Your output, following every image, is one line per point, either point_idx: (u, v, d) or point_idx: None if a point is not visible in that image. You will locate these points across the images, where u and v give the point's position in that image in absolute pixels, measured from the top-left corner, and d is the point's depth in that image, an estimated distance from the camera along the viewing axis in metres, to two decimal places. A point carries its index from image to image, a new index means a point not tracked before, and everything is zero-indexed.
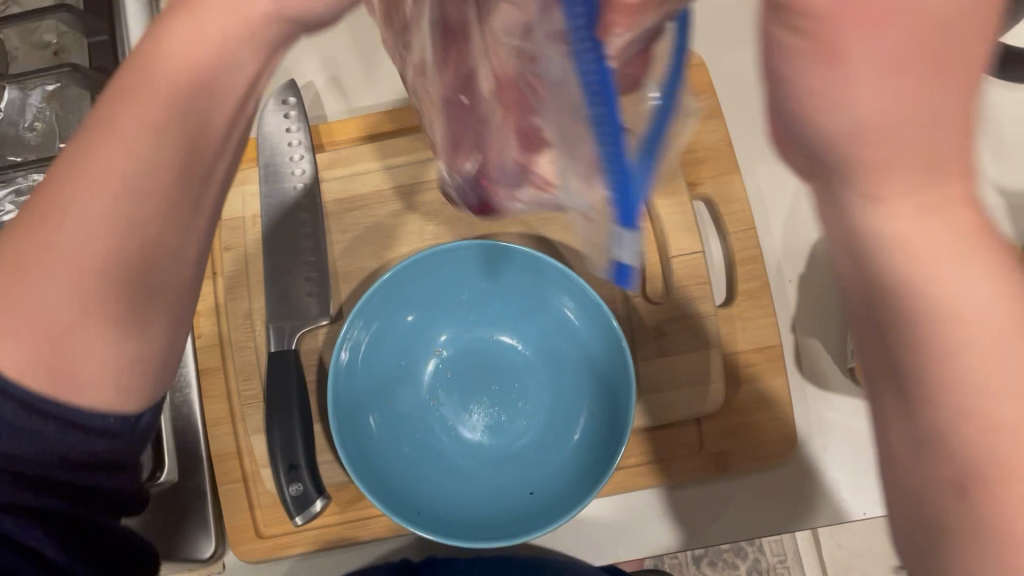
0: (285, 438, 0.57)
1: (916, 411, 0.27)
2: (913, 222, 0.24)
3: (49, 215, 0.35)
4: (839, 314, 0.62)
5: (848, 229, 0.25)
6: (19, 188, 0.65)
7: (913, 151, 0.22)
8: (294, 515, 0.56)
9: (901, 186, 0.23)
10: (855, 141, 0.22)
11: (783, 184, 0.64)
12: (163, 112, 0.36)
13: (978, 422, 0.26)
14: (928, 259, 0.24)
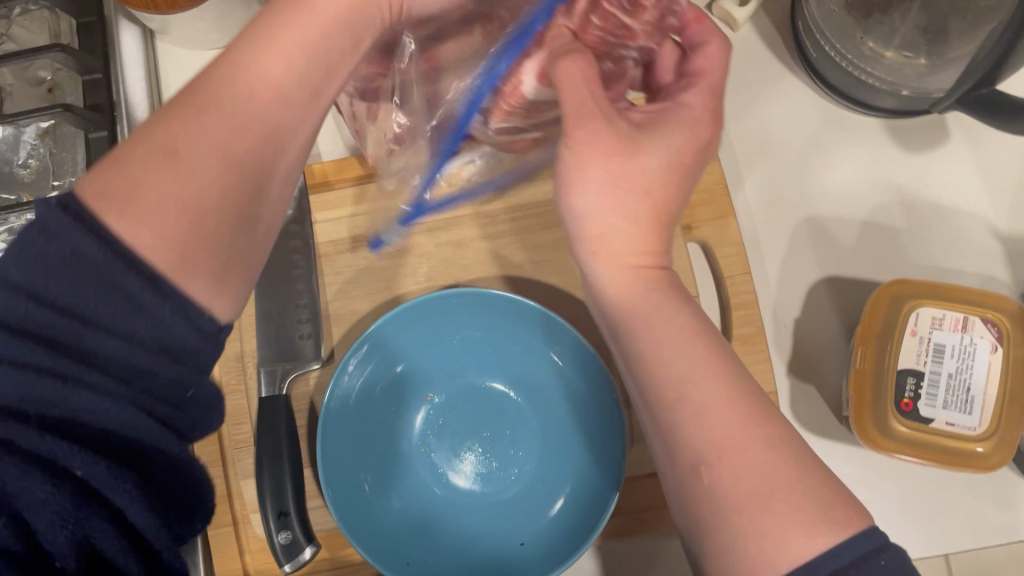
0: (276, 485, 0.57)
1: (662, 422, 0.39)
2: (641, 299, 0.41)
3: (107, 235, 0.33)
4: (836, 360, 0.60)
5: (598, 293, 0.44)
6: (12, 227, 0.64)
7: (631, 272, 0.42)
8: (283, 563, 0.56)
9: (624, 261, 0.42)
10: (601, 232, 0.42)
11: (781, 229, 0.63)
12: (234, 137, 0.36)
13: (698, 436, 0.37)
14: (654, 317, 0.41)
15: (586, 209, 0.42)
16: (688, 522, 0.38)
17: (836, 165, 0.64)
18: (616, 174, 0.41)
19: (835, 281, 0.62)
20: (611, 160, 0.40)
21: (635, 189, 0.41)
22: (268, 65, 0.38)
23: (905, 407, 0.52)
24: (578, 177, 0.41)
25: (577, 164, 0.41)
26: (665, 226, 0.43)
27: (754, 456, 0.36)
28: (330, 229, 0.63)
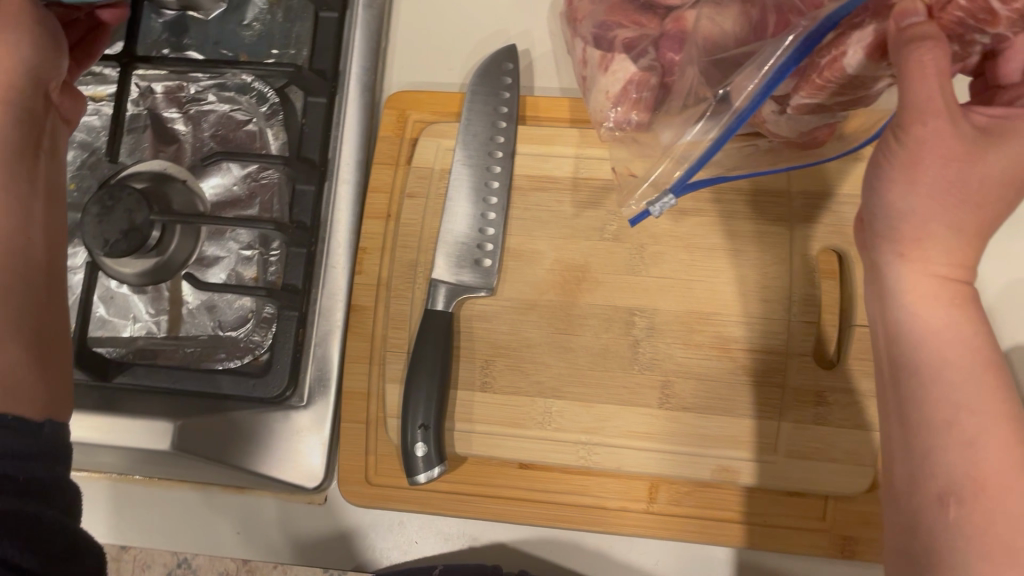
0: (421, 397, 0.57)
1: (915, 445, 0.41)
2: (937, 311, 0.41)
3: None
4: None
5: (886, 290, 0.44)
6: (224, 82, 0.66)
7: (936, 282, 0.42)
8: (415, 473, 0.56)
9: (932, 269, 0.42)
10: (917, 237, 0.42)
11: (987, 286, 0.60)
12: None
13: (957, 470, 0.39)
14: (940, 334, 0.41)
15: (907, 211, 0.41)
16: (917, 535, 0.41)
17: None
18: (950, 183, 0.39)
19: None
20: (950, 164, 0.39)
21: (966, 200, 0.40)
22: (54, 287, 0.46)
23: None
24: (907, 177, 0.40)
25: (907, 157, 0.39)
26: (977, 241, 0.41)
27: (1009, 502, 0.38)
28: (530, 164, 0.63)
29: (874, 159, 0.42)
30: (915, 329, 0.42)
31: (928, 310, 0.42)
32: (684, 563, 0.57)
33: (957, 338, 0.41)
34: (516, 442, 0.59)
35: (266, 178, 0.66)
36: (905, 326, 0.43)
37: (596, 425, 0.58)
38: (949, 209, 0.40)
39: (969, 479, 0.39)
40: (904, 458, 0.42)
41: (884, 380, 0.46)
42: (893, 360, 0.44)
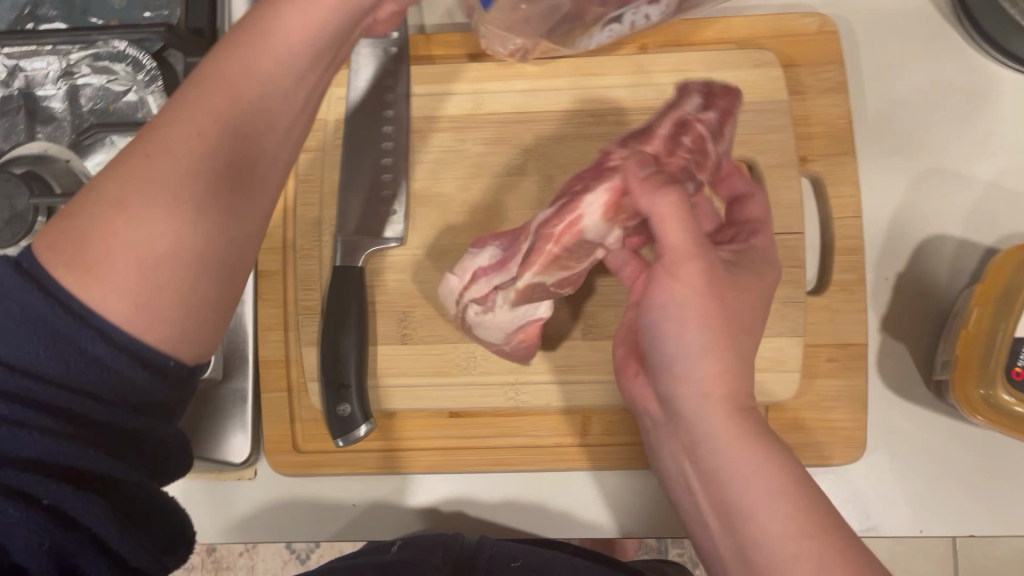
0: (340, 355, 0.55)
1: (745, 546, 0.39)
2: (752, 446, 0.39)
3: (120, 177, 0.32)
4: (934, 323, 0.58)
5: (690, 442, 0.42)
6: (98, 52, 0.61)
7: (733, 421, 0.41)
8: (340, 434, 0.54)
9: (727, 419, 0.41)
10: (720, 380, 0.41)
11: (899, 179, 0.60)
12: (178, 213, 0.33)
13: (727, 462, 0.40)
14: (734, 449, 0.40)
15: (687, 377, 0.42)
16: (710, 517, 0.42)
17: (961, 120, 0.60)
18: (720, 345, 0.41)
19: (937, 240, 0.59)
20: (709, 320, 0.41)
21: (739, 346, 0.42)
22: (182, 123, 0.34)
23: (1015, 377, 0.49)
24: (686, 321, 0.42)
25: (670, 277, 0.42)
26: (746, 376, 0.42)
27: (735, 457, 0.39)
28: (425, 105, 0.60)
29: (651, 300, 0.43)
30: (710, 445, 0.41)
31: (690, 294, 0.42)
32: (631, 492, 0.57)
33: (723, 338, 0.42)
34: (441, 390, 0.58)
35: None
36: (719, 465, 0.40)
37: (521, 364, 0.57)
38: (723, 364, 0.41)
39: (722, 452, 0.40)
40: (683, 445, 0.43)
41: (698, 510, 0.43)
42: (698, 472, 0.42)
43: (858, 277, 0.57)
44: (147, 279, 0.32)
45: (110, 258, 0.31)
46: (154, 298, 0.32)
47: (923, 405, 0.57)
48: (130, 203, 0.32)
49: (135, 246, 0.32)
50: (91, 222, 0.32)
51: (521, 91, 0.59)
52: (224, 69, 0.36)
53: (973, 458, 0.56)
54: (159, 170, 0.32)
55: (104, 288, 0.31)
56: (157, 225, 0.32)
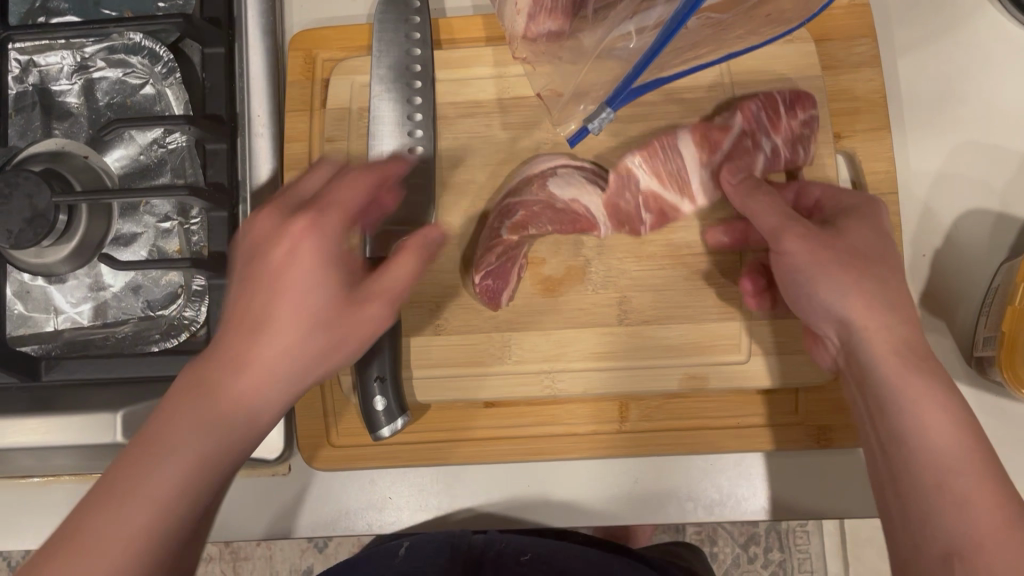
0: (374, 348, 0.54)
1: (910, 500, 0.41)
2: (918, 388, 0.42)
3: (216, 365, 0.39)
4: (974, 298, 0.57)
5: (886, 421, 0.43)
6: (113, 45, 0.61)
7: (928, 396, 0.42)
8: (378, 427, 0.54)
9: (898, 391, 0.42)
10: (892, 368, 0.43)
11: (935, 152, 0.59)
12: (217, 422, 0.37)
13: (923, 438, 0.41)
14: (908, 413, 0.42)
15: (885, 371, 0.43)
16: (892, 505, 0.43)
17: (997, 93, 0.59)
18: (889, 342, 0.44)
19: (975, 216, 0.58)
20: (881, 327, 0.44)
21: (889, 320, 0.44)
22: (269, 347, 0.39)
23: None
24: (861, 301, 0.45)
25: (813, 265, 0.46)
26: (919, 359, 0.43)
27: (936, 435, 0.41)
28: (450, 91, 0.59)
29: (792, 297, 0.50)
30: (901, 422, 0.42)
31: (857, 299, 0.45)
32: (671, 478, 0.56)
33: (894, 341, 0.44)
34: (476, 380, 0.57)
35: (173, 143, 0.61)
36: (893, 422, 0.43)
37: (556, 352, 0.57)
38: (899, 359, 0.43)
39: (932, 440, 0.41)
40: (876, 434, 0.44)
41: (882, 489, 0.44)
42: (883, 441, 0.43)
43: None
44: (182, 498, 0.35)
45: (148, 478, 0.35)
46: (114, 550, 0.33)
47: (962, 382, 0.57)
48: (264, 345, 0.39)
49: (202, 418, 0.37)
50: (172, 400, 0.37)
51: None
52: (277, 306, 0.40)
53: (1013, 436, 0.56)
54: (192, 424, 0.37)
55: (92, 536, 0.34)
56: (166, 475, 0.35)
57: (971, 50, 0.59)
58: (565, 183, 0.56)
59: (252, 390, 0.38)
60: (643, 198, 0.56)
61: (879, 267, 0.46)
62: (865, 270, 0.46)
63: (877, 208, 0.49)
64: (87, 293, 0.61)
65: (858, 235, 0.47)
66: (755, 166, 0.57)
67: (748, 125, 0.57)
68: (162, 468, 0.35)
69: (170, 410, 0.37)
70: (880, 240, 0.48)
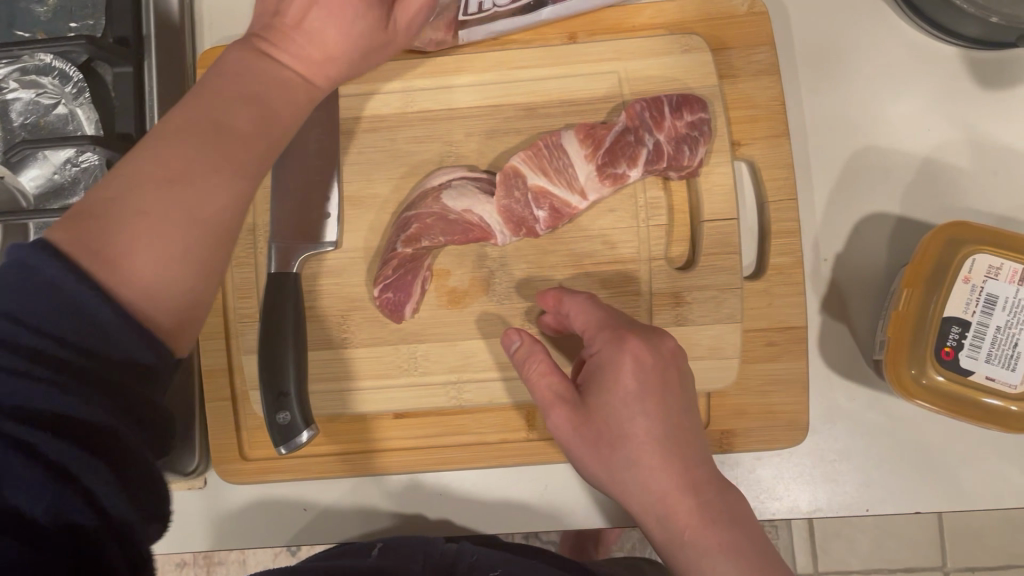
0: (275, 363, 0.54)
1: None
2: (711, 535, 0.44)
3: (175, 137, 0.35)
4: (874, 299, 0.58)
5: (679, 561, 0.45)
6: (24, 66, 0.61)
7: (699, 519, 0.44)
8: (282, 441, 0.54)
9: (667, 519, 0.45)
10: (658, 501, 0.46)
11: (835, 155, 0.59)
12: (215, 170, 0.35)
13: (706, 562, 0.43)
14: (688, 532, 0.44)
15: (646, 492, 0.46)
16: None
17: (896, 96, 0.59)
18: (649, 473, 0.46)
19: (875, 220, 0.59)
20: (654, 464, 0.46)
21: (658, 456, 0.46)
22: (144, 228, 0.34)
23: (945, 356, 0.48)
24: (603, 456, 0.47)
25: (571, 437, 0.48)
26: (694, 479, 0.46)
27: (722, 566, 0.43)
28: (355, 106, 0.59)
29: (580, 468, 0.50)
30: (676, 549, 0.45)
31: (621, 467, 0.46)
32: (577, 485, 0.58)
33: (655, 486, 0.46)
34: (383, 392, 0.58)
35: (86, 162, 0.62)
36: (675, 551, 0.45)
37: (462, 363, 0.57)
38: (659, 494, 0.45)
39: None
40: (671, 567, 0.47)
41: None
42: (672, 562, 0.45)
43: (796, 260, 0.56)
44: (199, 225, 0.34)
45: (139, 217, 0.33)
46: (181, 253, 0.34)
47: (861, 383, 0.57)
48: (206, 121, 0.36)
49: (208, 185, 0.35)
50: (147, 156, 0.35)
51: (450, 88, 0.59)
52: (245, 77, 0.38)
53: (915, 435, 0.57)
54: (219, 180, 0.35)
55: (132, 241, 0.33)
56: (198, 196, 0.35)
57: (870, 56, 0.60)
58: (457, 194, 0.55)
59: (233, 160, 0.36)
60: (532, 197, 0.54)
61: (624, 448, 0.46)
62: (609, 454, 0.47)
63: (625, 374, 0.47)
64: None
65: (605, 417, 0.47)
66: (637, 160, 0.55)
67: (632, 123, 0.55)
68: (206, 169, 0.35)
69: (179, 158, 0.35)
70: (635, 413, 0.46)
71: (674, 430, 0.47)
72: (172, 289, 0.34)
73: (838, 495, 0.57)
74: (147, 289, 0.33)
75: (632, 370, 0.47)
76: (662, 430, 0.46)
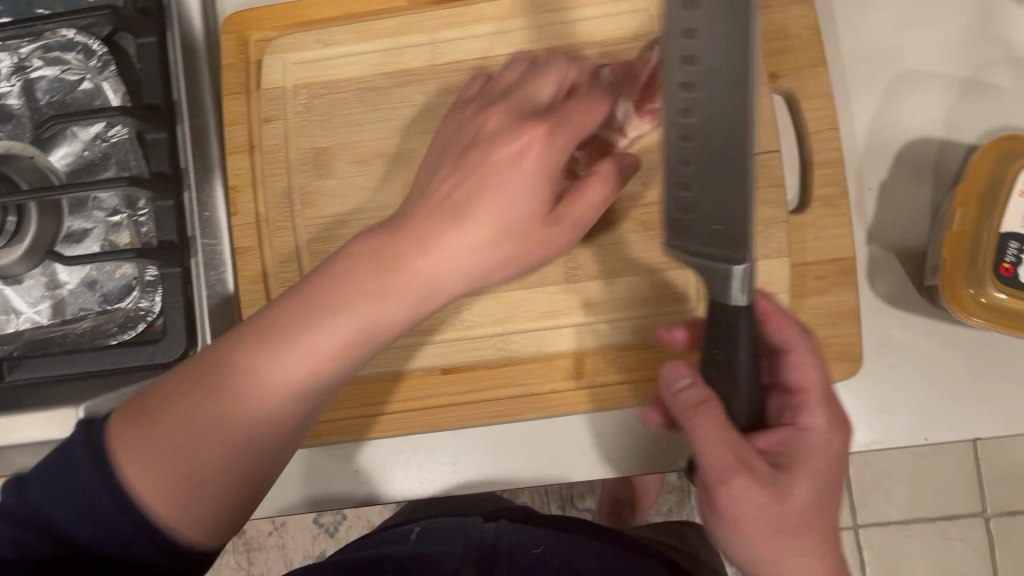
0: None
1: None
2: (786, 546, 0.41)
3: (356, 263, 0.41)
4: (921, 226, 0.57)
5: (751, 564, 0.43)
6: (48, 43, 0.61)
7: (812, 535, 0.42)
8: None
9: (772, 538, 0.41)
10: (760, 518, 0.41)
11: (871, 81, 0.58)
12: (355, 338, 0.40)
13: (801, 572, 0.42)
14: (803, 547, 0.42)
15: (801, 501, 0.42)
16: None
17: (935, 19, 0.58)
18: (828, 480, 0.43)
19: (917, 146, 0.58)
20: (829, 475, 0.43)
21: (819, 473, 0.43)
22: (333, 329, 0.40)
23: (1004, 272, 0.48)
24: (771, 487, 0.42)
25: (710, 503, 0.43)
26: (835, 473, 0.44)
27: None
28: (385, 61, 0.59)
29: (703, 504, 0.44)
30: (759, 557, 0.42)
31: (748, 484, 0.41)
32: (629, 431, 0.57)
33: (760, 505, 0.41)
34: (432, 347, 0.58)
35: (115, 136, 0.61)
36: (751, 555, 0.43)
37: (508, 313, 0.57)
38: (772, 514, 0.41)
39: None
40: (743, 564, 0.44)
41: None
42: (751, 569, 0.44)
43: (842, 190, 0.56)
44: (259, 416, 0.38)
45: (226, 408, 0.38)
46: (200, 475, 0.37)
47: (910, 314, 0.57)
48: (297, 347, 0.39)
49: (255, 394, 0.38)
50: (182, 385, 0.38)
51: (478, 36, 0.58)
52: (402, 247, 0.42)
53: (967, 361, 0.56)
54: (261, 392, 0.39)
55: (141, 466, 0.36)
56: (200, 411, 0.38)
57: None
58: None
59: (368, 311, 0.40)
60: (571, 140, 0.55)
61: (789, 478, 0.42)
62: (789, 483, 0.42)
63: (834, 445, 0.44)
64: (44, 292, 0.61)
65: (798, 449, 0.44)
66: None
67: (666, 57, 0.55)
68: (209, 411, 0.38)
69: (258, 359, 0.39)
70: (727, 438, 0.42)
71: (829, 468, 0.44)
72: (195, 505, 0.37)
73: (894, 425, 0.56)
74: (169, 520, 0.37)
75: (825, 419, 0.45)
76: (822, 467, 0.43)
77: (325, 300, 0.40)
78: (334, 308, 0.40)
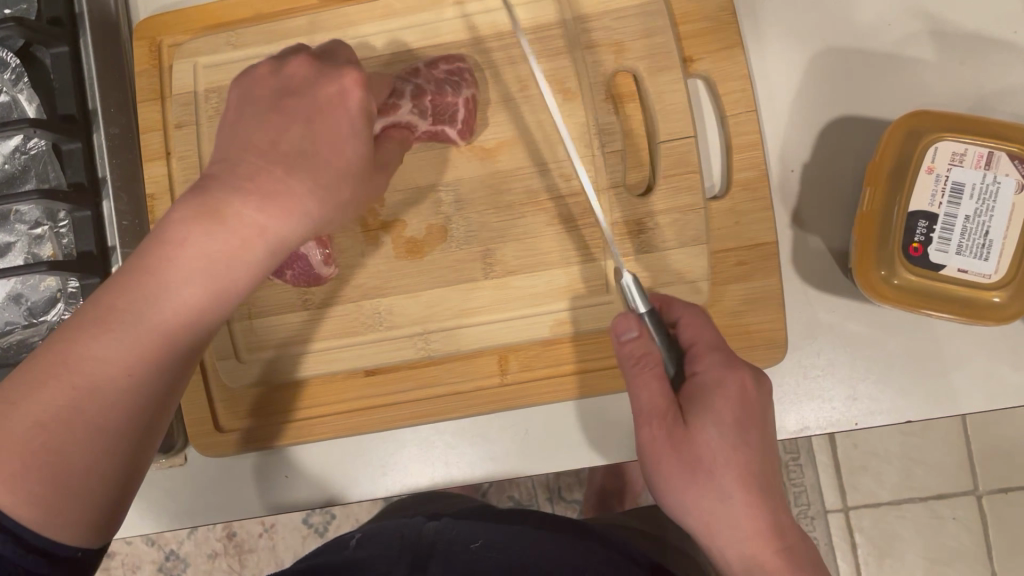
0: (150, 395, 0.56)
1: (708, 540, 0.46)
2: (718, 502, 0.44)
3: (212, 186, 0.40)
4: (845, 206, 0.56)
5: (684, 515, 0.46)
6: None
7: (733, 491, 0.44)
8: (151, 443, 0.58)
9: (687, 484, 0.44)
10: (708, 470, 0.44)
11: (788, 59, 0.57)
12: (218, 263, 0.39)
13: (727, 526, 0.44)
14: (720, 495, 0.44)
15: (720, 462, 0.44)
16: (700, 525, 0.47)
17: None
18: (740, 450, 0.44)
19: (837, 122, 0.56)
20: (742, 439, 0.44)
21: (745, 435, 0.44)
22: (195, 248, 0.38)
23: (913, 253, 0.47)
24: (682, 440, 0.44)
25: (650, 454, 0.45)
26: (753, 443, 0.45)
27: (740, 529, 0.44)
28: None
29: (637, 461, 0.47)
30: (686, 505, 0.45)
31: (657, 431, 0.45)
32: (558, 423, 0.56)
33: (737, 457, 0.44)
34: (351, 349, 0.57)
35: (34, 147, 0.57)
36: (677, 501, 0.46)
37: (426, 314, 0.56)
38: (731, 467, 0.44)
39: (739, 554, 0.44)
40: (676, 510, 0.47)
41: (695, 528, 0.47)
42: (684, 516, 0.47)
43: (761, 173, 0.54)
44: (95, 380, 0.37)
45: (71, 363, 0.37)
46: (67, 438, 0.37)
47: (839, 295, 0.55)
48: (154, 277, 0.38)
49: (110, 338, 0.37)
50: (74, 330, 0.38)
51: (385, 32, 0.58)
52: (249, 150, 0.41)
53: (900, 340, 0.55)
54: (114, 345, 0.37)
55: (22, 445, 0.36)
56: (90, 353, 0.37)
57: None
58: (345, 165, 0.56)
59: (204, 251, 0.38)
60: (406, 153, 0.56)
61: (711, 439, 0.44)
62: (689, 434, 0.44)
63: (748, 397, 0.45)
64: None
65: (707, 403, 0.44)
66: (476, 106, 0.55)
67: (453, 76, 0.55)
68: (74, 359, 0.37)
69: (131, 291, 0.38)
70: (743, 399, 0.45)
71: (748, 415, 0.45)
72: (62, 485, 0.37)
73: (826, 409, 0.55)
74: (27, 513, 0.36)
75: (734, 395, 0.44)
76: (748, 423, 0.45)
77: (195, 207, 0.39)
78: (170, 246, 0.38)
